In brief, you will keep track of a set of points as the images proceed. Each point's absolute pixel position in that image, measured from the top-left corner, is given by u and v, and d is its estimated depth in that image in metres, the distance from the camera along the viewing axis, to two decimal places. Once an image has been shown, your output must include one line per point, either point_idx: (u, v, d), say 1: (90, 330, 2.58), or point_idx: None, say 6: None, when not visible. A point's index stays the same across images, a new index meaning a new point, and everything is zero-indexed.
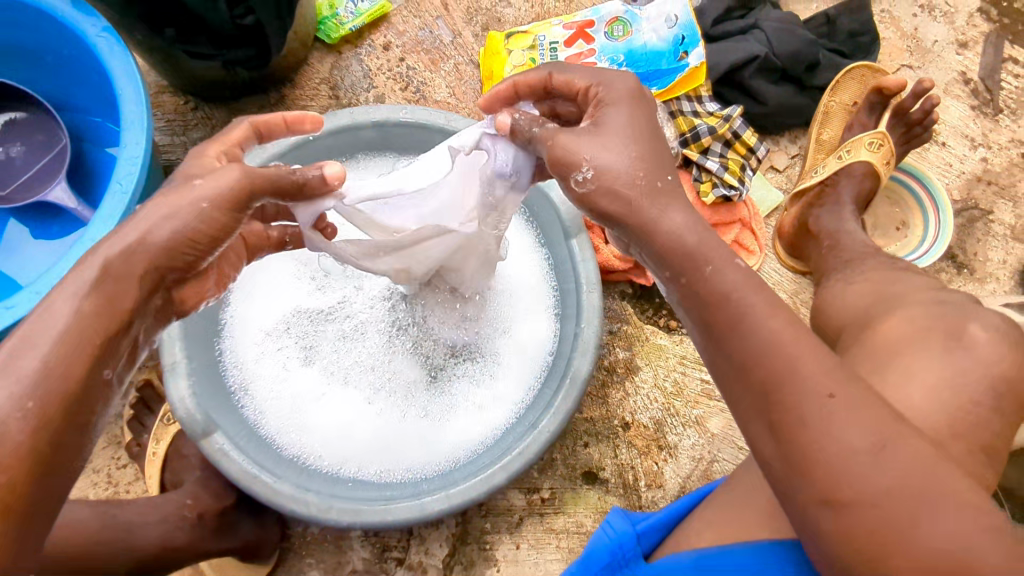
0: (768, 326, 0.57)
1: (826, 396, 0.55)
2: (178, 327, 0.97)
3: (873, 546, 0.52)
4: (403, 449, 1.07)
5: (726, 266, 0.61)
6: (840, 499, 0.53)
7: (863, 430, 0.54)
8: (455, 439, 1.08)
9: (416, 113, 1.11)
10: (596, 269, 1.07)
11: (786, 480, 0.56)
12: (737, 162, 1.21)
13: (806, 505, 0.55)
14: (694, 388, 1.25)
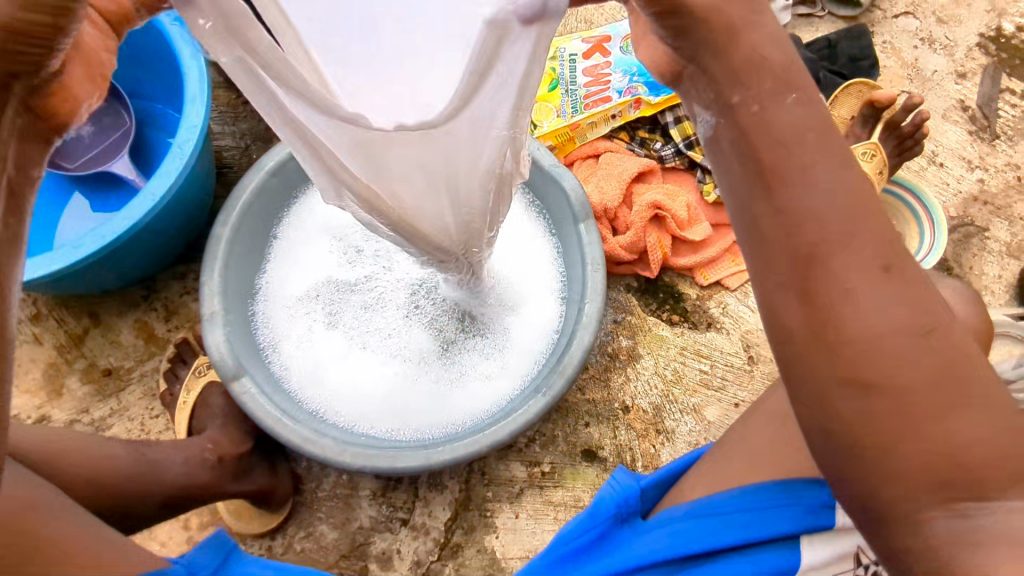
0: (832, 176, 0.47)
1: (878, 266, 0.46)
2: (217, 282, 1.08)
3: (891, 430, 0.46)
4: (413, 411, 1.14)
5: (780, 103, 0.49)
6: (866, 377, 0.46)
7: (903, 306, 0.46)
8: (462, 405, 1.15)
9: None
10: (602, 251, 1.15)
11: (801, 351, 0.48)
12: None
13: (820, 380, 0.48)
14: (693, 377, 1.31)
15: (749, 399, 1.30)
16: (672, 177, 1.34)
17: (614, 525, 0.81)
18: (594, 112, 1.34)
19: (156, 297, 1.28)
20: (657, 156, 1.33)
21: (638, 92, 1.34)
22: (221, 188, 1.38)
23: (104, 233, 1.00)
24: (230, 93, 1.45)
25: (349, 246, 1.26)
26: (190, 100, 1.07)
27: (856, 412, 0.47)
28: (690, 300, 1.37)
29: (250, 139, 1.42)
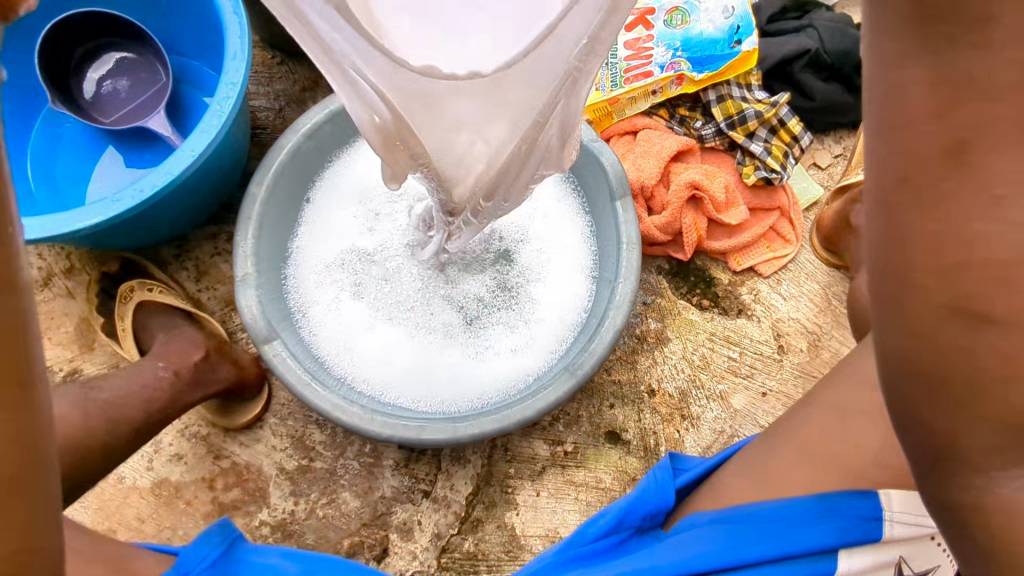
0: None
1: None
2: (250, 244, 1.07)
3: (969, 381, 0.42)
4: (440, 383, 1.13)
5: None
6: (985, 313, 0.40)
7: None
8: (489, 379, 1.14)
9: None
10: (638, 232, 1.12)
11: (911, 269, 0.41)
12: (779, 148, 1.26)
13: (922, 313, 0.42)
14: (721, 364, 1.29)
15: (777, 388, 1.28)
16: (712, 157, 1.29)
17: (639, 532, 0.84)
18: (635, 86, 1.29)
19: (187, 256, 1.28)
20: (698, 135, 1.29)
21: (682, 68, 1.27)
22: (253, 149, 1.37)
23: (145, 186, 1.00)
24: (264, 53, 1.42)
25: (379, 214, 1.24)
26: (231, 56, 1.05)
27: (970, 366, 0.41)
28: (722, 285, 1.34)
29: (284, 102, 1.41)
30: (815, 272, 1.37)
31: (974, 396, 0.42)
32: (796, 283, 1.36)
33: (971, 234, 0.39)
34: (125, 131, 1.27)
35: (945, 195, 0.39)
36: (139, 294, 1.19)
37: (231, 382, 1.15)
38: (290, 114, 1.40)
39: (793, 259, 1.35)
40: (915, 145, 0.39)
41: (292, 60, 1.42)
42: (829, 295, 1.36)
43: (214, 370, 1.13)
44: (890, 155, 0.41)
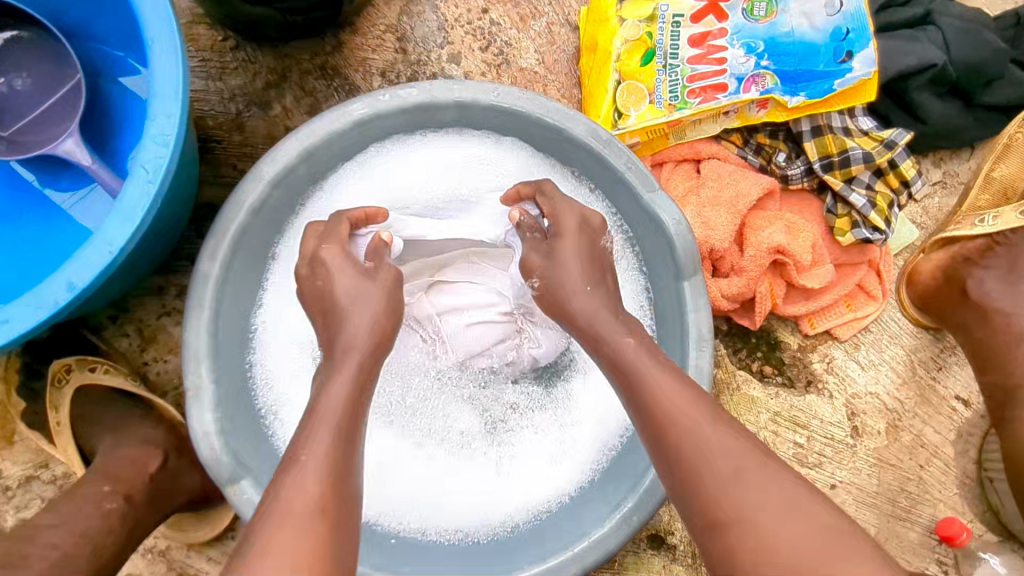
0: (660, 387, 0.63)
1: (699, 428, 0.59)
2: (206, 345, 0.82)
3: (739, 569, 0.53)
4: (454, 503, 0.88)
5: (627, 343, 0.68)
6: (713, 517, 0.56)
7: (729, 454, 0.58)
8: (517, 497, 0.89)
9: (511, 94, 0.89)
10: (710, 326, 0.87)
11: (689, 515, 0.59)
12: (885, 197, 0.97)
13: (698, 528, 0.58)
14: (786, 452, 1.09)
15: (847, 479, 1.09)
16: (794, 201, 1.01)
17: None
18: (703, 107, 0.99)
19: (128, 317, 1.01)
20: (782, 175, 1.00)
21: (768, 86, 0.96)
22: (206, 171, 1.06)
23: (42, 302, 0.70)
24: (212, 33, 1.08)
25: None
26: (156, 92, 0.72)
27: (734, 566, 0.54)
28: (789, 351, 1.11)
29: (241, 103, 1.08)
30: (900, 334, 1.13)
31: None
32: (877, 348, 1.13)
33: (685, 467, 0.59)
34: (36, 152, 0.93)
35: (665, 445, 0.61)
36: (78, 377, 0.92)
37: (197, 491, 0.92)
38: (251, 121, 1.08)
39: (876, 319, 1.12)
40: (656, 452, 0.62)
41: (250, 44, 1.08)
42: (914, 363, 1.13)
43: (177, 482, 0.90)
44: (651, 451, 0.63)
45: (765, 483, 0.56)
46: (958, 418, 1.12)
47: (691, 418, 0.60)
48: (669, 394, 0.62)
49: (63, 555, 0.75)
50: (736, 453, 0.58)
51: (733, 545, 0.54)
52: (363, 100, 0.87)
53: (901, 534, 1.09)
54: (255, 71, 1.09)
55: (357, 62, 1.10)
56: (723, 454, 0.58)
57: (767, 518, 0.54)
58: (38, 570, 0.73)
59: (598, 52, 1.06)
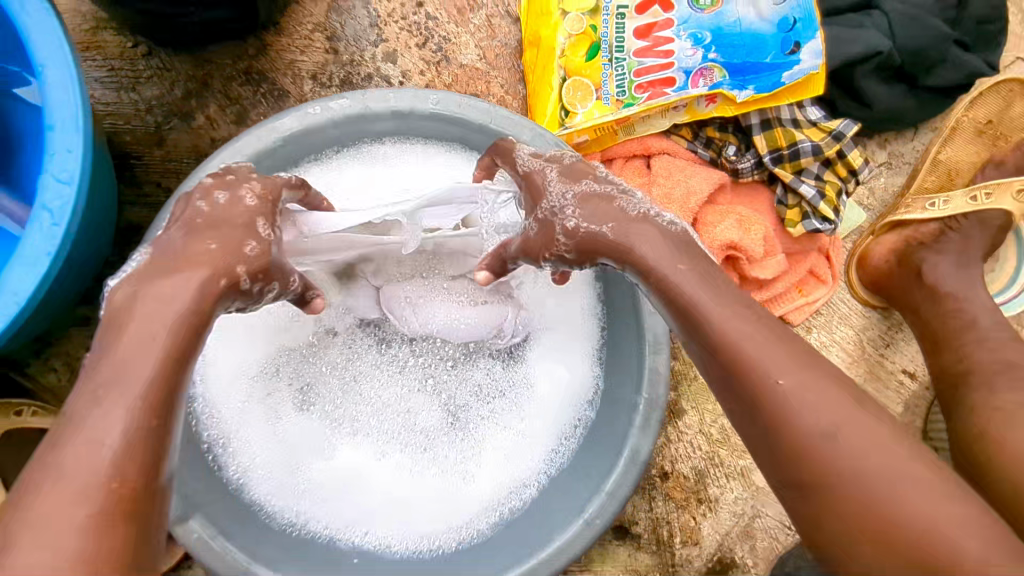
0: (724, 324, 0.56)
1: (775, 380, 0.52)
2: None
3: (874, 524, 0.46)
4: (417, 503, 0.93)
5: (673, 270, 0.61)
6: (810, 479, 0.49)
7: (827, 403, 0.50)
8: (475, 490, 0.94)
9: (452, 100, 0.85)
10: (667, 327, 0.88)
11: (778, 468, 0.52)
12: (834, 187, 0.98)
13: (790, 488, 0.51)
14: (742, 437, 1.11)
15: None
16: (745, 193, 1.01)
17: None
18: (652, 102, 0.97)
19: (54, 351, 0.95)
20: (732, 168, 0.99)
21: (716, 80, 0.95)
22: (126, 191, 0.99)
23: None
24: (120, 39, 0.99)
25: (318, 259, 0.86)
26: (53, 125, 0.65)
27: (839, 488, 0.48)
28: None
29: (159, 115, 1.00)
30: (850, 314, 1.16)
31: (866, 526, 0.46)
32: (827, 330, 1.15)
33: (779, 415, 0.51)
34: None
35: (751, 404, 0.53)
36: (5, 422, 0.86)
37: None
38: (173, 134, 1.00)
39: (828, 303, 1.14)
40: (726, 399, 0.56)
41: (164, 50, 0.99)
42: (864, 342, 1.17)
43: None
44: (724, 391, 0.56)
45: (849, 427, 0.49)
46: (905, 391, 1.16)
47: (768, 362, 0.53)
48: (722, 327, 0.56)
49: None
50: (837, 405, 0.50)
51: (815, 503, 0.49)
52: (289, 113, 0.81)
53: None
54: (173, 80, 1.01)
55: (285, 66, 1.03)
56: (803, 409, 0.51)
57: (884, 481, 0.47)
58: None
59: (542, 46, 1.02)
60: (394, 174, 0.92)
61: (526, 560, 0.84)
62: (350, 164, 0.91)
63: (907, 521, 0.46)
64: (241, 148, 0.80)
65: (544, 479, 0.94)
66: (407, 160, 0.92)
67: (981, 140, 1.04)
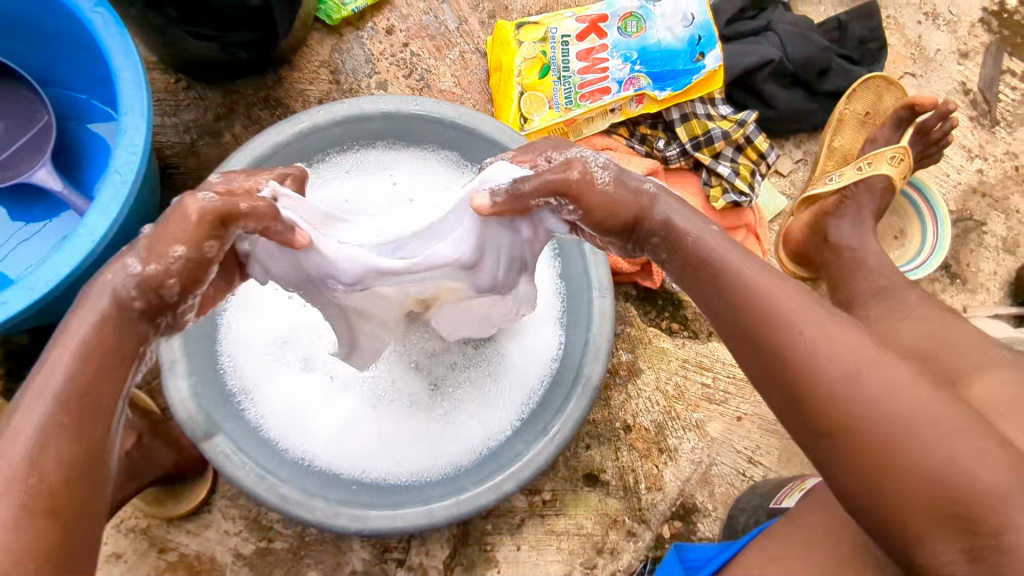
0: (883, 380, 0.64)
1: (852, 371, 0.65)
2: (176, 324, 0.94)
3: (943, 493, 0.60)
4: (406, 449, 1.06)
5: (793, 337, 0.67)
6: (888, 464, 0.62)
7: (947, 456, 0.61)
8: (456, 437, 1.07)
9: (428, 104, 1.07)
10: (609, 275, 1.05)
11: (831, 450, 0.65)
12: (747, 167, 1.19)
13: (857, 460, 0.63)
14: (695, 392, 1.26)
15: (752, 411, 1.26)
16: (676, 178, 1.22)
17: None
18: (593, 106, 1.20)
19: None
20: (662, 157, 1.21)
21: (642, 85, 1.18)
22: (165, 193, 1.20)
23: (34, 284, 0.80)
24: (166, 77, 1.23)
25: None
26: (125, 111, 0.86)
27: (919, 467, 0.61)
28: (691, 307, 1.30)
29: (194, 134, 1.23)
30: None
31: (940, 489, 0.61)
32: None
33: (854, 425, 0.63)
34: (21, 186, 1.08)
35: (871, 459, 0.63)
36: None
37: (170, 467, 1.01)
38: (205, 148, 1.22)
39: None
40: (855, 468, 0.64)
41: (200, 83, 1.24)
42: None
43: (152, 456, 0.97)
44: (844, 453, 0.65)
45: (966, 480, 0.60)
46: None
47: (828, 365, 0.65)
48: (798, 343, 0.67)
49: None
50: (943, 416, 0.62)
51: (842, 449, 0.64)
52: (301, 114, 1.03)
53: (801, 453, 1.25)
54: (207, 106, 1.24)
55: (297, 94, 1.28)
56: (887, 393, 0.63)
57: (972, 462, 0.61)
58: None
59: (504, 70, 1.27)
60: (369, 184, 1.14)
61: (496, 478, 0.96)
62: (349, 163, 1.13)
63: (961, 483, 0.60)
64: (262, 140, 1.01)
65: (516, 427, 1.06)
66: (395, 158, 1.14)
67: (867, 127, 1.28)
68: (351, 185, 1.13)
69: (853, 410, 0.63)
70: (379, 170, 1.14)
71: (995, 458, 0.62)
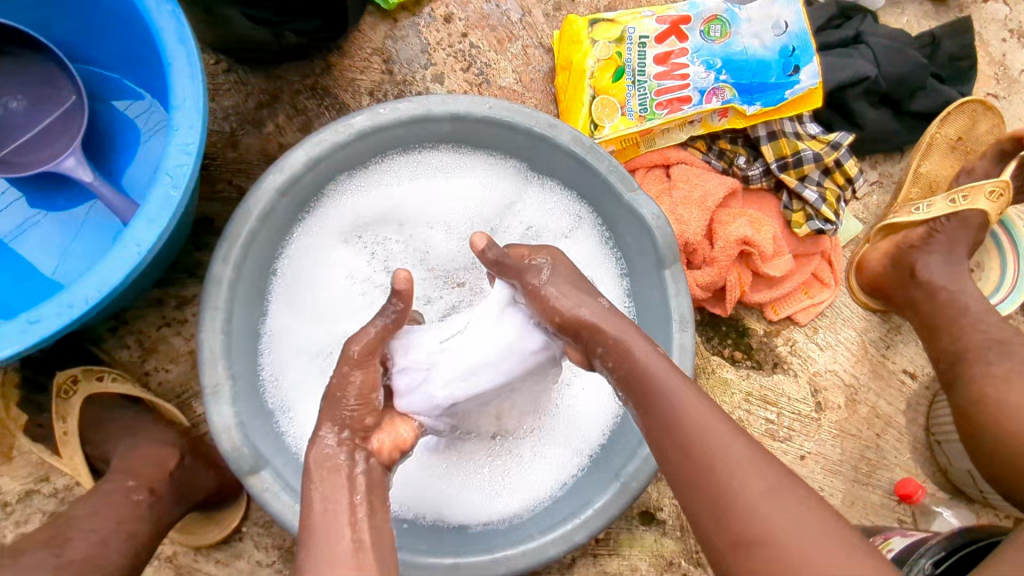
0: (703, 424, 0.66)
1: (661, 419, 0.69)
2: (221, 343, 0.85)
3: (752, 539, 0.60)
4: (461, 497, 0.93)
5: (669, 375, 0.70)
6: (737, 534, 0.60)
7: (757, 478, 0.62)
8: (519, 486, 0.94)
9: (502, 106, 0.97)
10: (691, 306, 0.97)
11: (705, 524, 0.63)
12: (834, 193, 1.10)
13: (722, 548, 0.62)
14: (758, 428, 1.18)
15: (816, 450, 1.19)
16: (754, 199, 1.13)
17: None
18: (671, 116, 1.11)
19: (126, 329, 1.02)
20: (743, 175, 1.11)
21: (727, 97, 1.08)
22: (202, 186, 1.09)
23: (73, 301, 0.70)
24: (205, 56, 1.12)
25: (368, 245, 1.04)
26: (178, 104, 0.76)
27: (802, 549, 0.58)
28: (756, 336, 1.22)
29: (234, 122, 1.12)
30: (852, 317, 1.26)
31: (816, 553, 0.58)
32: (833, 330, 1.25)
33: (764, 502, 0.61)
34: (43, 172, 0.98)
35: (723, 506, 0.62)
36: (86, 387, 0.91)
37: (212, 491, 0.92)
38: (245, 138, 1.12)
39: (830, 304, 1.24)
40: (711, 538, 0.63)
41: (242, 66, 1.12)
42: (865, 342, 1.26)
43: (197, 477, 0.89)
44: (703, 518, 0.64)
45: (774, 498, 0.61)
46: (907, 389, 1.25)
47: (723, 446, 0.64)
48: (682, 401, 0.68)
49: (101, 539, 0.74)
50: (760, 470, 0.63)
51: (761, 563, 0.59)
52: (363, 112, 0.93)
53: (864, 496, 1.19)
54: (248, 92, 1.13)
55: (346, 83, 1.17)
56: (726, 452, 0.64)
57: (781, 526, 0.59)
58: (84, 551, 0.73)
59: (574, 70, 1.16)
60: (430, 189, 1.04)
61: (564, 526, 0.88)
62: (411, 165, 1.03)
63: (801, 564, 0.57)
64: (322, 139, 0.91)
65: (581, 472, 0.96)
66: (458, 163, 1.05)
67: (955, 155, 1.23)
68: (413, 188, 1.04)
69: (744, 500, 0.61)
70: (444, 173, 1.05)
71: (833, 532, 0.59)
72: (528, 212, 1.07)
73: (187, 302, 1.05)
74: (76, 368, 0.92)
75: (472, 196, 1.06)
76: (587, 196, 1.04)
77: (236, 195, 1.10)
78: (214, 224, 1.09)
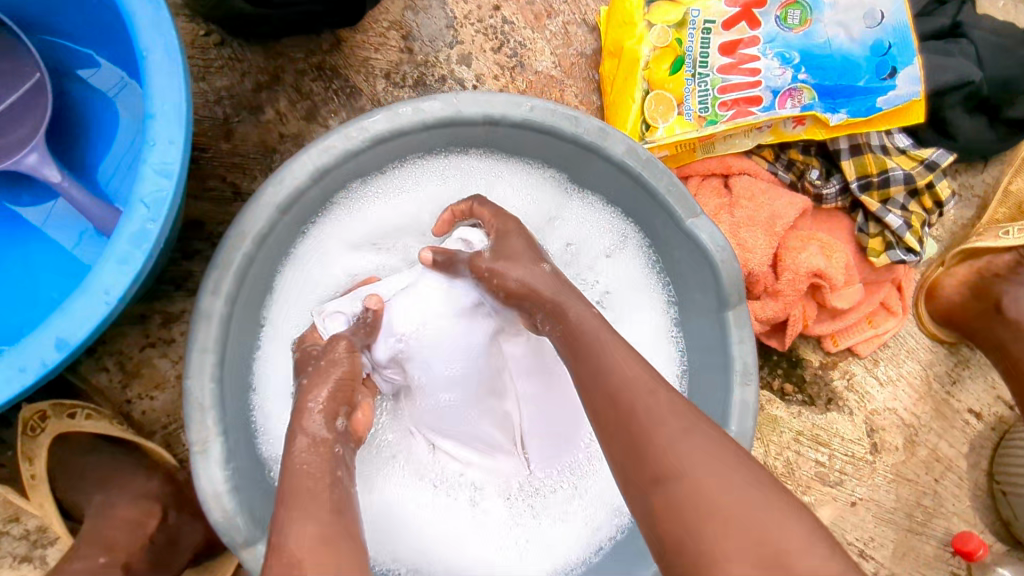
0: (621, 362, 0.61)
1: (586, 358, 0.63)
2: (211, 392, 0.72)
3: (669, 481, 0.54)
4: (479, 557, 0.84)
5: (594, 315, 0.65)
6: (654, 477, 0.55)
7: (677, 415, 0.57)
8: (546, 548, 0.85)
9: (545, 108, 0.82)
10: (755, 355, 0.83)
11: (626, 469, 0.57)
12: (919, 218, 0.95)
13: (642, 493, 0.56)
14: (807, 471, 1.08)
15: (868, 496, 1.09)
16: (824, 218, 0.98)
17: None
18: (737, 120, 0.94)
19: (106, 350, 0.90)
20: (816, 194, 0.97)
21: (806, 101, 0.92)
22: (191, 184, 0.95)
23: (27, 362, 0.59)
24: (193, 26, 0.95)
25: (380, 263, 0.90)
26: (154, 113, 0.61)
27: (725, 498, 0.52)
28: (810, 368, 1.09)
29: (228, 107, 0.96)
30: (917, 348, 1.12)
31: (735, 499, 0.52)
32: (895, 364, 1.12)
33: (682, 443, 0.55)
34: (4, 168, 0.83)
35: (642, 450, 0.56)
36: (56, 425, 0.80)
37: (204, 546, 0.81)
38: (241, 127, 0.96)
39: (896, 335, 1.10)
40: (632, 484, 0.57)
41: (237, 40, 0.96)
42: (929, 376, 1.13)
43: (179, 535, 0.81)
44: (624, 464, 0.58)
45: (694, 438, 0.55)
46: (971, 430, 1.13)
47: (644, 389, 0.59)
48: (610, 347, 0.63)
49: None
50: (683, 415, 0.57)
51: (676, 503, 0.53)
52: (380, 112, 0.78)
53: (916, 547, 1.09)
54: (244, 71, 0.97)
55: (358, 63, 1.00)
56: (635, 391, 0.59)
57: (701, 472, 0.53)
58: None
59: (623, 58, 0.99)
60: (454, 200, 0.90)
61: None
62: (433, 172, 0.88)
63: (718, 508, 0.51)
64: (332, 144, 0.77)
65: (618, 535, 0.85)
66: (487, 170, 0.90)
67: None
68: (435, 197, 0.89)
69: (662, 441, 0.55)
70: (472, 180, 0.90)
71: (762, 483, 0.53)
72: (567, 229, 0.93)
73: (174, 319, 0.92)
74: (43, 404, 0.80)
75: (503, 207, 0.91)
76: (637, 215, 0.90)
77: (229, 195, 0.96)
78: (205, 228, 0.95)
